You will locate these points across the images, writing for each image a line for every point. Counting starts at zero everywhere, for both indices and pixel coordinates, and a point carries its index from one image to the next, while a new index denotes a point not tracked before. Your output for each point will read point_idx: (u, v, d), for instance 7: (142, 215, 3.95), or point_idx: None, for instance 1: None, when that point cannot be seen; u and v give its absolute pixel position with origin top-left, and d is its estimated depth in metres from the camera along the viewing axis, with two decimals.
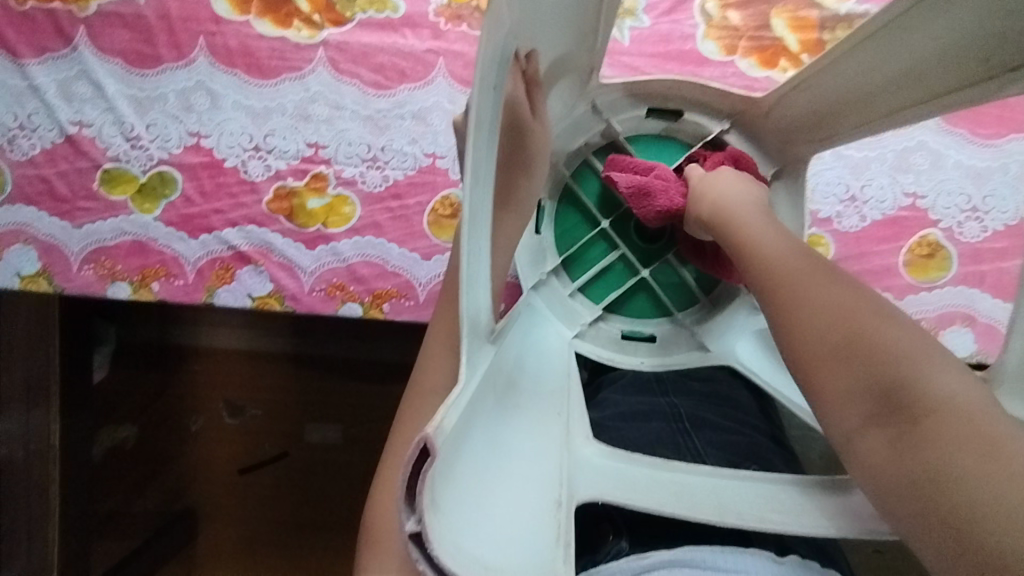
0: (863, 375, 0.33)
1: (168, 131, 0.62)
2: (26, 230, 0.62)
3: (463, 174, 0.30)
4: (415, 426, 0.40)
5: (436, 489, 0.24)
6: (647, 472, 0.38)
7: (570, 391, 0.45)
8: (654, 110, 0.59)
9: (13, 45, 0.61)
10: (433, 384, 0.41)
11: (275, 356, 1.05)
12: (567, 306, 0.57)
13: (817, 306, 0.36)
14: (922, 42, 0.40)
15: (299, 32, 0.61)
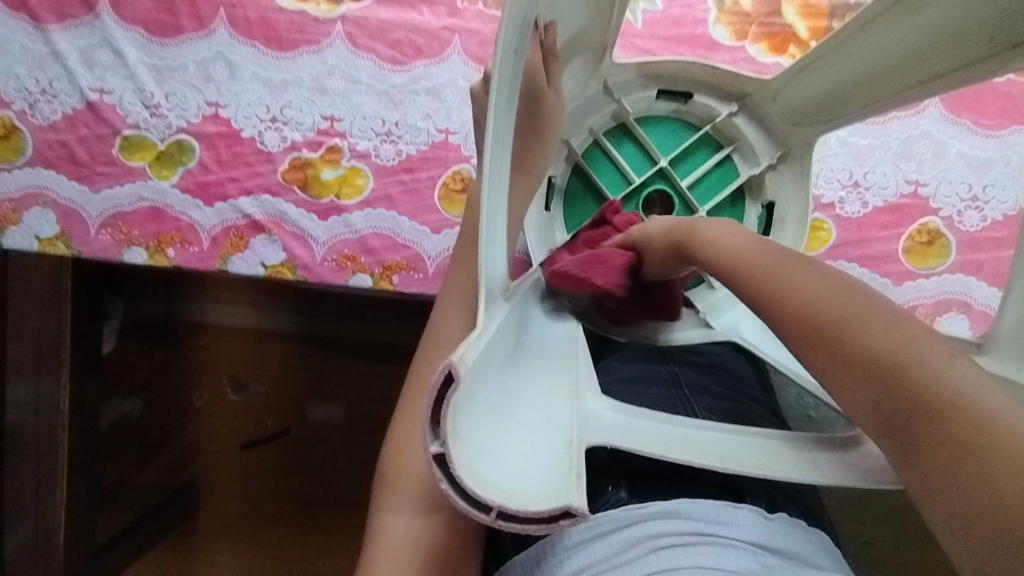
0: (868, 385, 0.29)
1: (187, 100, 0.63)
2: (45, 194, 0.63)
3: (484, 139, 0.32)
4: (430, 373, 0.43)
5: (457, 418, 0.26)
6: (648, 423, 0.39)
7: (578, 354, 0.47)
8: (665, 91, 0.60)
9: (36, 12, 0.63)
10: (447, 335, 0.44)
11: (281, 333, 1.07)
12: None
13: (810, 312, 0.33)
14: (924, 24, 0.41)
15: (319, 7, 0.62)
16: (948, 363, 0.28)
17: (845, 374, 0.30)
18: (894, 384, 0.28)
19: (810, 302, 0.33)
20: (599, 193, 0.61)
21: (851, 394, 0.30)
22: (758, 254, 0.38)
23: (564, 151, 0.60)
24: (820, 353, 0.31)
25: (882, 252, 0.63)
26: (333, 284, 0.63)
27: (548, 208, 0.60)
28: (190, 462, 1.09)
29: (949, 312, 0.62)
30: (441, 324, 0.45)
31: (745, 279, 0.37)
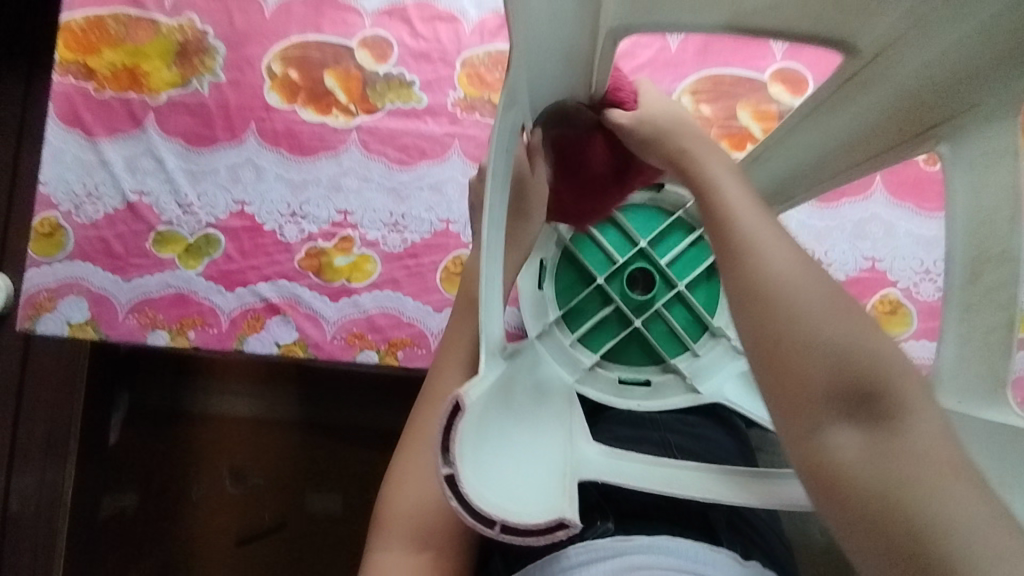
0: (844, 372, 0.35)
1: (217, 199, 0.71)
2: (81, 284, 0.70)
3: (482, 219, 0.39)
4: (429, 428, 0.48)
5: (464, 444, 0.33)
6: (637, 465, 0.45)
7: (572, 410, 0.52)
8: None
9: (89, 127, 0.72)
10: (443, 391, 0.49)
11: (283, 423, 1.07)
12: (569, 352, 0.63)
13: (803, 294, 0.37)
14: (848, 117, 0.50)
15: (337, 118, 0.72)
16: (913, 385, 0.35)
17: (817, 354, 0.35)
18: (857, 379, 0.34)
19: (806, 287, 0.37)
20: (585, 272, 0.67)
21: (806, 367, 0.35)
22: (769, 231, 0.40)
23: (552, 237, 0.66)
24: (803, 331, 0.36)
25: None
26: (341, 361, 0.68)
27: (540, 287, 0.65)
28: (185, 558, 1.05)
29: None
30: (436, 381, 0.50)
31: (755, 248, 0.39)
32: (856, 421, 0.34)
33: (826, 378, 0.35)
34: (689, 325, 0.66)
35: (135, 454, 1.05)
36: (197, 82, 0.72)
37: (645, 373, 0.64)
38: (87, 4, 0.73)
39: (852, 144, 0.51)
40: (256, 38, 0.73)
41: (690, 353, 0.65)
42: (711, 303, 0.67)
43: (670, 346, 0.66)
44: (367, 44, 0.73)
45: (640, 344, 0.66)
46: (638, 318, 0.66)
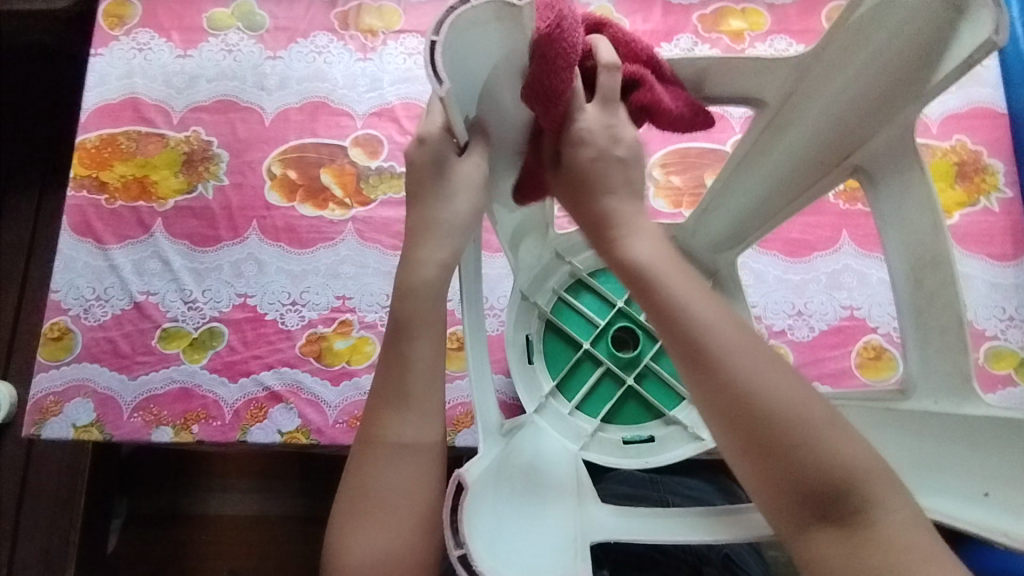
0: (815, 476, 0.34)
1: (220, 294, 0.74)
2: (87, 385, 0.71)
3: (462, 309, 0.45)
4: (377, 479, 0.44)
5: (471, 526, 0.38)
6: (646, 520, 0.46)
7: (578, 475, 0.54)
8: None
9: (100, 235, 0.76)
10: (392, 435, 0.44)
11: (287, 517, 1.04)
12: (569, 423, 0.64)
13: (756, 395, 0.36)
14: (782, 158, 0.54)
15: (333, 211, 0.77)
16: (879, 476, 0.35)
17: (773, 457, 0.35)
18: (826, 485, 0.34)
19: (780, 396, 0.36)
20: (571, 339, 0.68)
21: (765, 471, 0.35)
22: (718, 328, 0.38)
23: (533, 310, 0.68)
24: (760, 435, 0.35)
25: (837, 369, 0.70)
26: (344, 444, 0.69)
27: (530, 360, 0.67)
28: None
29: None
30: (380, 428, 0.44)
31: (714, 353, 0.37)
32: (831, 517, 0.34)
33: (792, 480, 0.35)
34: (679, 373, 0.67)
35: (131, 563, 1.01)
36: (202, 187, 0.78)
37: (648, 429, 0.65)
38: (102, 125, 0.79)
39: (778, 190, 0.57)
40: (257, 144, 0.79)
41: (685, 401, 0.66)
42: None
43: (665, 398, 0.67)
44: (359, 142, 0.79)
45: (636, 400, 0.67)
46: (629, 374, 0.67)
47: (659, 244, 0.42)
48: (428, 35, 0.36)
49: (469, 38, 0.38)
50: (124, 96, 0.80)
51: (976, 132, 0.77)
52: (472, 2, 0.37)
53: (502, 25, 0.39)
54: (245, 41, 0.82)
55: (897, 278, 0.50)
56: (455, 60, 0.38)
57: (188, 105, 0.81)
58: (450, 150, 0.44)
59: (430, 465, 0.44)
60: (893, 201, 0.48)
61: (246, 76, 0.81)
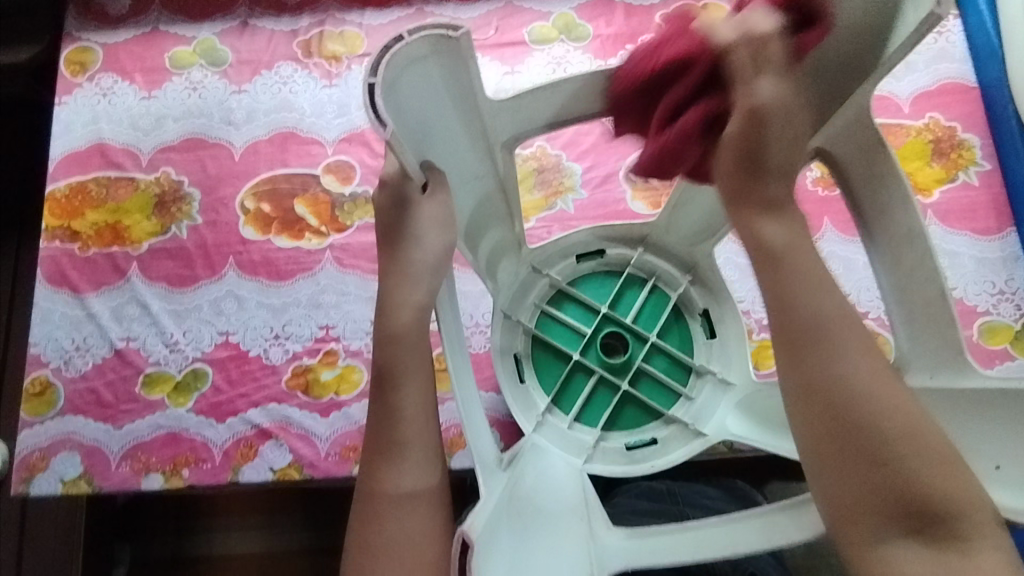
0: (915, 497, 0.35)
1: (201, 333, 0.73)
2: (73, 438, 0.70)
3: (442, 342, 0.44)
4: (377, 532, 0.42)
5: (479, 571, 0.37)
6: (659, 538, 0.45)
7: (586, 496, 0.53)
8: (581, 255, 0.69)
9: (76, 284, 0.75)
10: (384, 487, 0.43)
11: (294, 552, 1.02)
12: (569, 440, 0.63)
13: (871, 405, 0.36)
14: None
15: (310, 241, 0.76)
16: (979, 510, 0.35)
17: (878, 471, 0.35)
18: (928, 504, 0.35)
19: (882, 406, 0.36)
20: (561, 353, 0.67)
21: (868, 481, 0.35)
22: (859, 326, 0.38)
23: (517, 328, 0.67)
24: (870, 446, 0.35)
25: None
26: (338, 477, 0.68)
27: (522, 380, 0.66)
28: None
29: None
30: (378, 479, 0.43)
31: (826, 347, 0.37)
32: (924, 540, 0.35)
33: (896, 496, 0.35)
34: (672, 369, 0.66)
35: None
36: (176, 227, 0.77)
37: (649, 432, 0.64)
38: (70, 173, 0.79)
39: None
40: (229, 180, 0.78)
41: (683, 398, 0.65)
42: (685, 339, 0.67)
43: (662, 397, 0.66)
44: (332, 169, 0.78)
45: (634, 405, 0.66)
46: (623, 380, 0.66)
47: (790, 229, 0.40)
48: (366, 79, 0.37)
49: (407, 76, 0.40)
50: (91, 142, 0.80)
51: (948, 107, 0.77)
52: (407, 39, 0.39)
53: (436, 60, 0.42)
54: (209, 77, 0.82)
55: (874, 259, 0.49)
56: (395, 103, 0.39)
57: (156, 146, 0.80)
58: (408, 188, 0.43)
59: (431, 506, 0.44)
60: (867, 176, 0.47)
61: (213, 112, 0.81)
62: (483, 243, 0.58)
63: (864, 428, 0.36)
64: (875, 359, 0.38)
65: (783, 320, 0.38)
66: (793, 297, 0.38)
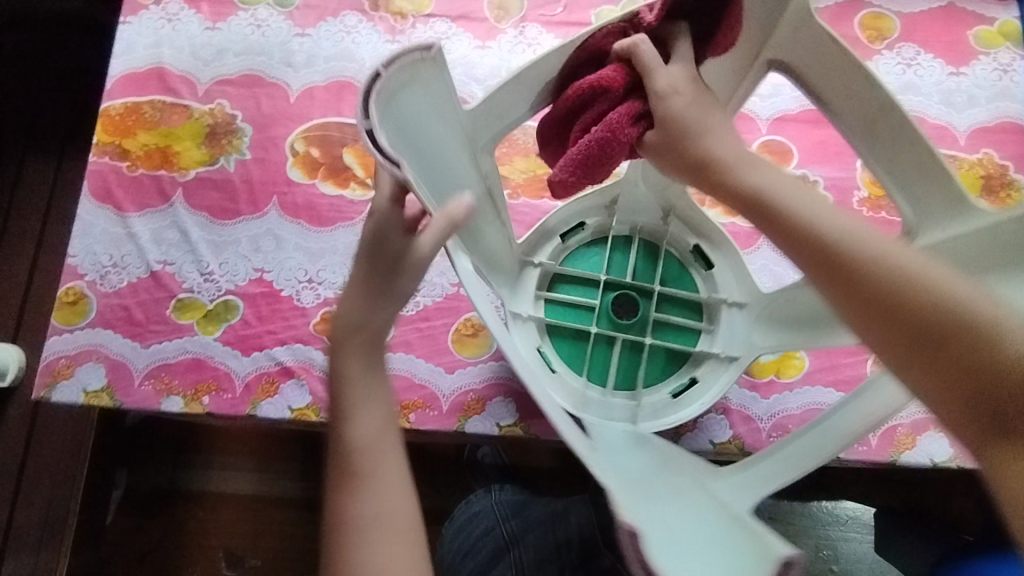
0: (980, 387, 0.38)
1: (237, 267, 0.74)
2: (100, 351, 0.71)
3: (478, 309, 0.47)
4: (359, 510, 0.44)
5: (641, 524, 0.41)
6: (772, 463, 0.50)
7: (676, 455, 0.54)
8: (565, 233, 0.68)
9: (120, 202, 0.76)
10: (354, 463, 0.45)
11: (287, 501, 1.03)
12: (613, 406, 0.63)
13: (903, 303, 0.40)
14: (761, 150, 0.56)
15: (355, 191, 0.76)
16: None
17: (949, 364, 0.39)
18: (994, 388, 0.38)
19: (913, 304, 0.40)
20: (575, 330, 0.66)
21: (939, 386, 0.39)
22: (861, 230, 0.43)
23: (529, 323, 0.65)
24: (931, 341, 0.40)
25: (853, 376, 0.70)
26: None
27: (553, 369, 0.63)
28: None
29: (927, 431, 0.68)
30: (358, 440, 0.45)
31: (840, 258, 0.42)
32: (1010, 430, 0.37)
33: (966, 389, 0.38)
34: (682, 310, 0.67)
35: (130, 536, 1.01)
36: (224, 160, 0.77)
37: (684, 374, 0.66)
38: (127, 92, 0.79)
39: None
40: (281, 120, 0.79)
41: (705, 328, 0.66)
42: (682, 279, 0.68)
43: (686, 338, 0.67)
44: None
45: (660, 355, 0.67)
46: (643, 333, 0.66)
47: (769, 173, 0.47)
48: (360, 115, 0.43)
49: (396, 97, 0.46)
50: (150, 65, 0.80)
51: (1003, 146, 0.77)
52: (385, 74, 0.43)
53: (416, 71, 0.47)
54: (274, 17, 0.82)
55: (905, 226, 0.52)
56: (393, 135, 0.45)
57: (214, 78, 0.80)
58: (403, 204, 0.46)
59: (400, 465, 0.46)
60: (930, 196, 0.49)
61: (274, 52, 0.81)
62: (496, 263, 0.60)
63: (917, 329, 0.40)
64: (884, 257, 0.42)
65: (795, 248, 0.44)
66: (799, 223, 0.44)
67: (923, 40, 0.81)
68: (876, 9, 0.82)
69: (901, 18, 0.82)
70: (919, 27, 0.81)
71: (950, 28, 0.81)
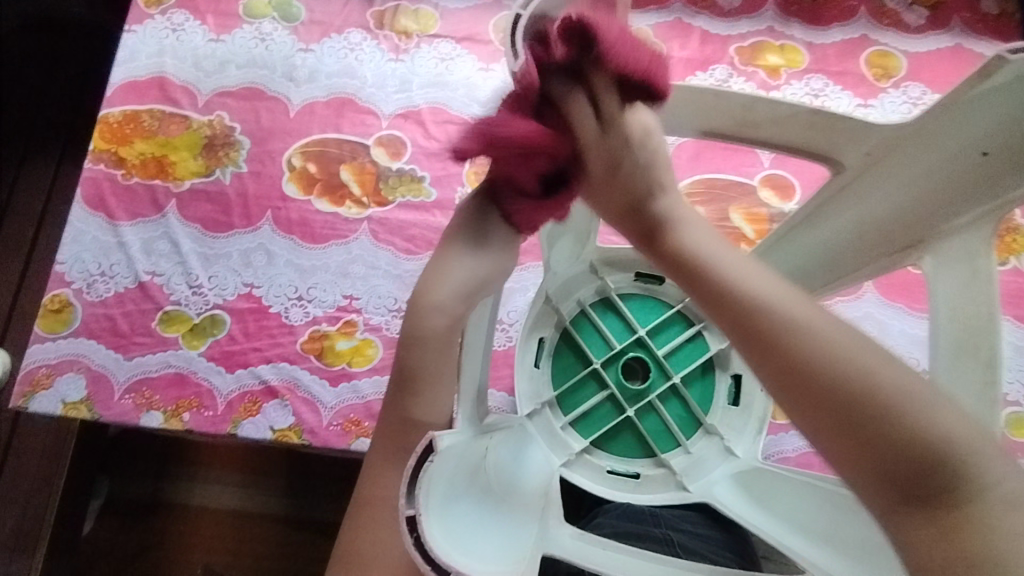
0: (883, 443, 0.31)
1: (226, 281, 0.73)
2: (81, 361, 0.69)
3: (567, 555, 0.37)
4: None
5: None
6: None
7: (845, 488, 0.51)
8: (536, 357, 0.67)
9: (112, 210, 0.75)
10: None
11: (267, 517, 1.01)
12: (703, 458, 0.63)
13: (807, 334, 0.34)
14: (813, 236, 0.52)
15: (350, 209, 0.75)
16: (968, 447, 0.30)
17: (876, 457, 0.31)
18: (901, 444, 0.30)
19: (827, 345, 0.33)
20: (617, 426, 0.65)
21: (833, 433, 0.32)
22: (819, 315, 0.35)
23: (569, 445, 0.63)
24: (817, 386, 0.33)
25: None
26: (336, 448, 0.67)
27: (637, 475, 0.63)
28: None
29: None
30: (365, 484, 0.40)
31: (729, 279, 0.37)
32: (921, 507, 0.30)
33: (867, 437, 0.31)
34: (670, 328, 0.68)
35: (106, 549, 0.98)
36: (220, 171, 0.77)
37: (721, 380, 0.66)
38: (126, 100, 0.79)
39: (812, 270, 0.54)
40: (280, 135, 0.78)
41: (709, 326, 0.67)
42: (647, 306, 0.69)
43: (694, 348, 0.67)
44: (383, 142, 0.78)
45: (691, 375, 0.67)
46: (662, 365, 0.66)
47: (705, 232, 0.41)
48: (405, 510, 0.30)
49: (444, 500, 0.32)
50: (152, 74, 0.80)
51: None
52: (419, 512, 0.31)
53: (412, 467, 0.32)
54: (279, 31, 0.82)
55: (875, 186, 0.45)
56: (453, 504, 0.33)
57: (215, 89, 0.80)
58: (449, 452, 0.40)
59: None
60: (858, 147, 0.44)
61: (276, 66, 0.81)
62: (547, 478, 0.52)
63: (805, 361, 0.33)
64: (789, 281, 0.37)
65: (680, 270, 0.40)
66: (691, 245, 0.40)
67: (929, 80, 0.80)
68: (882, 47, 0.82)
69: (907, 57, 0.81)
70: (926, 67, 0.81)
71: (956, 69, 0.81)
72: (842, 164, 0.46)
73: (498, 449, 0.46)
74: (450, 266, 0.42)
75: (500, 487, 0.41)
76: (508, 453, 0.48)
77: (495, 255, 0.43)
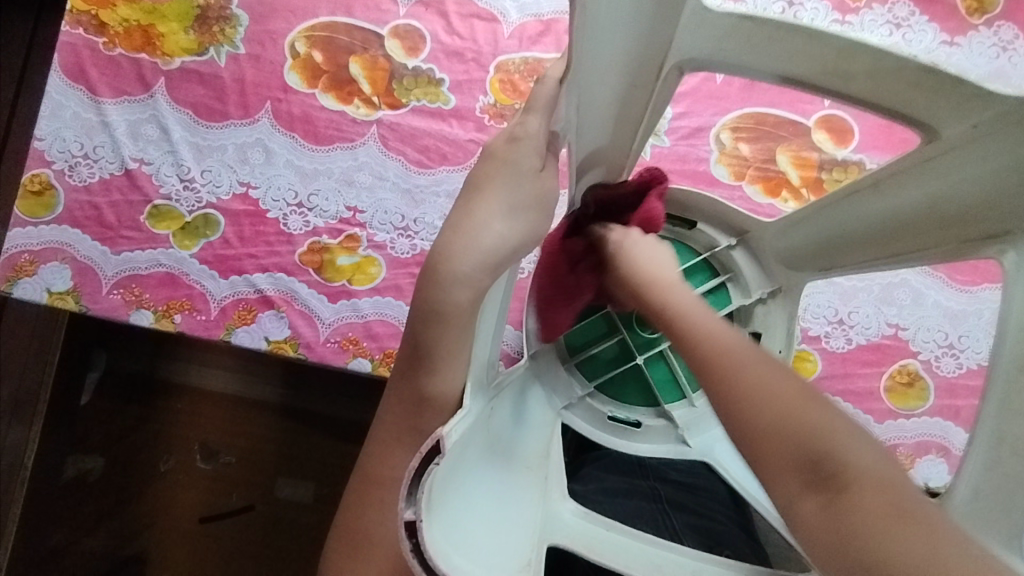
0: (783, 427, 0.33)
1: (221, 178, 0.67)
2: (66, 250, 0.65)
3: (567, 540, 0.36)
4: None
5: None
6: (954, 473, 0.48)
7: None
8: None
9: (94, 84, 0.67)
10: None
11: (263, 405, 0.97)
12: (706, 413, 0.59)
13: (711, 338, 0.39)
14: (879, 203, 0.47)
15: (358, 109, 0.68)
16: (852, 440, 0.32)
17: (780, 439, 0.33)
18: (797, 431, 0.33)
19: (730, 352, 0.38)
20: (621, 372, 0.63)
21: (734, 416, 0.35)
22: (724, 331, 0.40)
23: (573, 383, 0.60)
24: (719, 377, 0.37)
25: (864, 388, 0.65)
26: (332, 365, 0.65)
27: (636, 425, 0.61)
28: (144, 534, 0.95)
29: (928, 455, 0.64)
30: (375, 461, 0.42)
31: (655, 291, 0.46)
32: (817, 491, 0.31)
33: (766, 424, 0.33)
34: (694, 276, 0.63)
35: (101, 420, 0.96)
36: (215, 51, 0.68)
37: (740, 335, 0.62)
38: None
39: (871, 238, 0.49)
40: (283, 13, 0.69)
41: (735, 277, 0.62)
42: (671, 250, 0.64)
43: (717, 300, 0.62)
44: (399, 33, 0.69)
45: None
46: None
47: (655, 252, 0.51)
48: (405, 516, 0.28)
49: (446, 499, 0.30)
50: None
51: None
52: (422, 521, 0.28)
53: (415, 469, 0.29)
54: None
55: (968, 167, 0.39)
56: (455, 497, 0.31)
57: None
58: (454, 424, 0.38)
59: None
60: (961, 118, 0.38)
61: None
62: (550, 429, 0.51)
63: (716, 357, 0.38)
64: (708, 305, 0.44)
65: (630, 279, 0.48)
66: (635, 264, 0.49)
67: None
68: None
69: None
70: None
71: None
72: (938, 134, 0.40)
73: (506, 405, 0.44)
74: (477, 231, 0.38)
75: (507, 455, 0.40)
76: (513, 407, 0.46)
77: (526, 214, 0.40)
